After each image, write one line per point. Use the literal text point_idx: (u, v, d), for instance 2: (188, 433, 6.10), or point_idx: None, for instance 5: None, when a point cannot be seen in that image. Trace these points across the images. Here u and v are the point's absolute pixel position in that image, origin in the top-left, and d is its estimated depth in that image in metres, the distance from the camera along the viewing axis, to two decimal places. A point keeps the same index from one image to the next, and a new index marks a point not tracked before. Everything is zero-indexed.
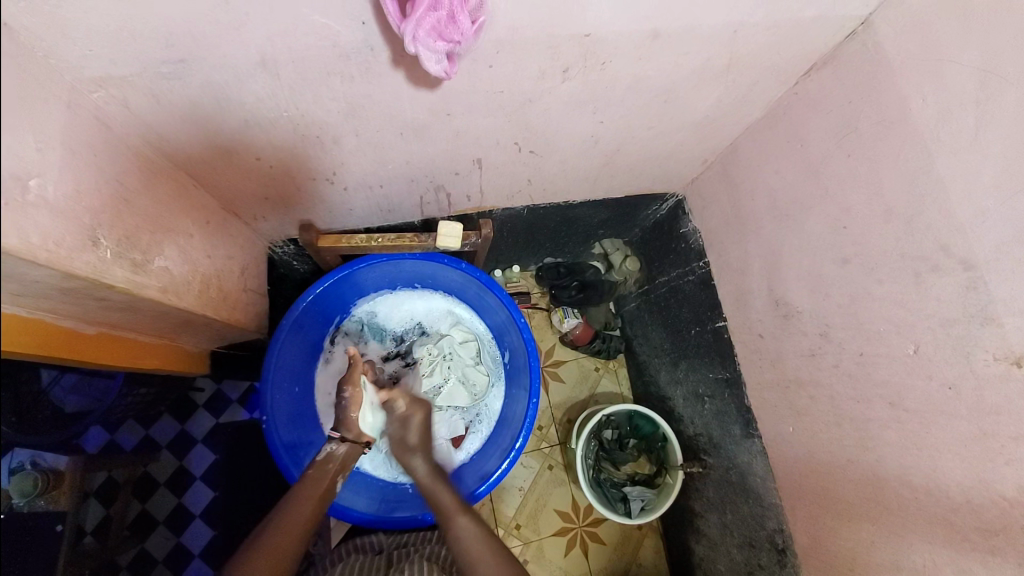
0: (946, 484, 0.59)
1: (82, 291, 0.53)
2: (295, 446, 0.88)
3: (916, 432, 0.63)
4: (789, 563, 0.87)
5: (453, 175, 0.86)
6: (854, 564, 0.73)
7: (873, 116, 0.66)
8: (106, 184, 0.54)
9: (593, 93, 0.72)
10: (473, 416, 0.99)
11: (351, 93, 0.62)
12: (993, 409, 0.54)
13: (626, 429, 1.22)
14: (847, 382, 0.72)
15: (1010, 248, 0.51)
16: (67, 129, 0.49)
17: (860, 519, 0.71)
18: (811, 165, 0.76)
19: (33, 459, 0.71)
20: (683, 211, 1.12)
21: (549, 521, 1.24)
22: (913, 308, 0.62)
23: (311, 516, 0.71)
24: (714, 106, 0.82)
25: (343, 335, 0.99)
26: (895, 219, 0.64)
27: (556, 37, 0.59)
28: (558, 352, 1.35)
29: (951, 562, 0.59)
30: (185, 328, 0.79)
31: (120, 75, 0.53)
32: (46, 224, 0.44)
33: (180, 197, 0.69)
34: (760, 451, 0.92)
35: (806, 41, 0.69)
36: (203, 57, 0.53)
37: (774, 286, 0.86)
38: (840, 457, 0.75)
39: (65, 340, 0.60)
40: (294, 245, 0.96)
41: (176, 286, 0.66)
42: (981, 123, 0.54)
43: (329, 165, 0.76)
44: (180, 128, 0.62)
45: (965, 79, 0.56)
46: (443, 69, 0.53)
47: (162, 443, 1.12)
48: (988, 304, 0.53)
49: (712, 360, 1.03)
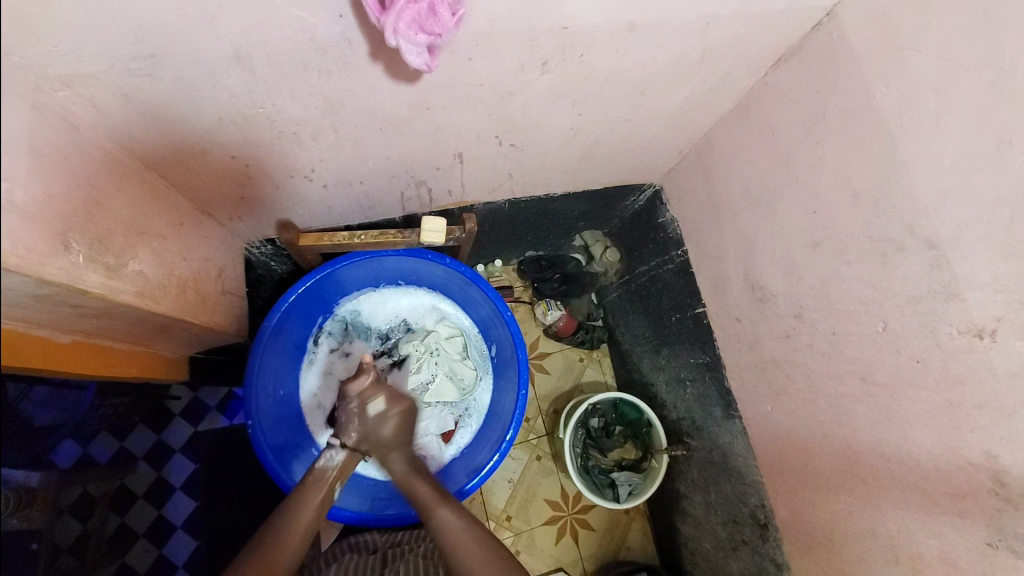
0: (917, 453, 0.62)
1: (55, 299, 0.51)
2: (280, 450, 0.87)
3: (886, 405, 0.66)
4: (771, 537, 0.90)
5: (433, 170, 0.86)
6: (832, 533, 0.77)
7: (839, 104, 0.69)
8: (75, 186, 0.52)
9: (570, 85, 0.72)
10: (463, 411, 0.99)
11: (330, 88, 0.61)
12: (957, 379, 0.57)
13: (612, 416, 1.24)
14: (822, 361, 0.75)
15: (971, 226, 0.54)
16: (33, 129, 0.47)
17: (838, 491, 0.75)
18: (782, 152, 0.79)
19: (3, 478, 0.64)
20: (660, 201, 1.14)
21: (539, 511, 1.25)
22: (881, 287, 0.65)
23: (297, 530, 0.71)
24: (688, 97, 0.83)
25: (326, 335, 0.98)
26: (862, 203, 0.67)
27: (536, 30, 0.59)
28: (542, 344, 1.36)
29: (923, 526, 0.62)
30: (162, 334, 0.77)
31: (86, 72, 0.51)
32: (17, 230, 0.43)
33: (152, 198, 0.67)
34: (741, 431, 0.95)
35: (775, 33, 0.71)
36: (176, 53, 0.51)
37: (750, 270, 0.88)
38: (816, 433, 0.78)
39: (39, 350, 0.57)
40: (272, 245, 0.94)
41: (153, 290, 0.64)
42: (941, 107, 0.57)
43: (307, 163, 0.74)
44: (152, 127, 0.61)
45: (925, 66, 0.58)
46: (424, 62, 0.53)
47: (138, 454, 1.09)
48: (951, 280, 0.57)
49: (693, 345, 1.06)
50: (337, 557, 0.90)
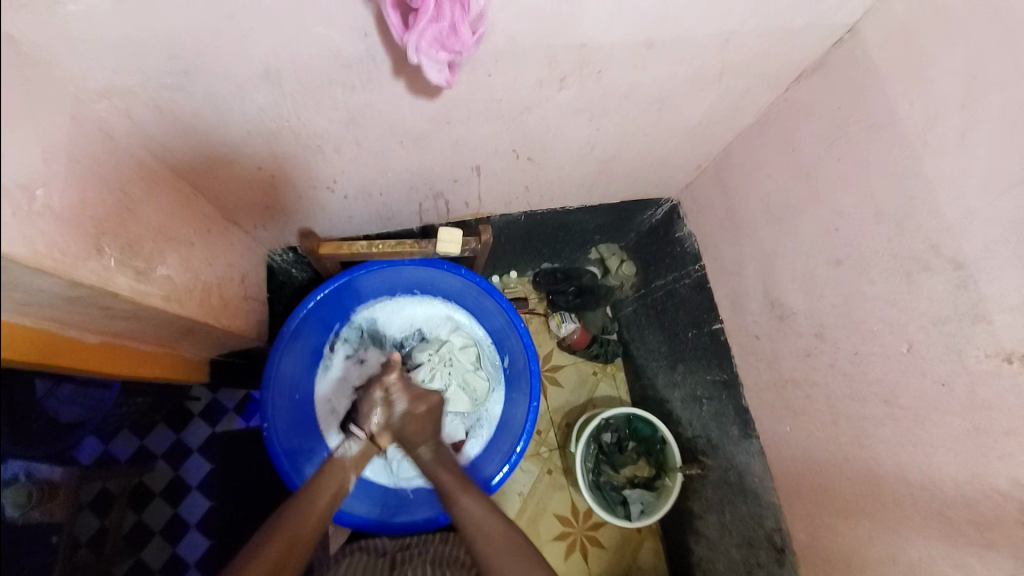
0: (942, 481, 0.60)
1: (87, 300, 0.54)
2: (294, 453, 0.89)
3: (910, 429, 0.64)
4: (788, 563, 0.87)
5: (452, 182, 0.87)
6: (852, 561, 0.74)
7: (862, 121, 0.68)
8: (109, 193, 0.54)
9: (589, 100, 0.73)
10: (474, 421, 0.98)
11: (353, 102, 0.62)
12: (984, 405, 0.55)
13: (625, 432, 1.22)
14: (843, 382, 0.73)
15: (998, 247, 0.53)
16: (72, 140, 0.50)
17: (859, 517, 0.72)
18: (803, 169, 0.78)
19: (27, 471, 0.69)
20: (678, 216, 1.13)
21: (549, 526, 1.24)
22: (905, 307, 0.63)
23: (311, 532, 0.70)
24: (707, 113, 0.83)
25: (342, 341, 0.98)
26: (885, 221, 0.65)
27: (555, 47, 0.60)
28: (556, 357, 1.35)
29: (949, 557, 0.59)
30: (185, 337, 0.79)
31: (124, 85, 0.53)
32: (52, 234, 0.45)
33: (182, 206, 0.70)
34: (758, 451, 0.93)
35: (795, 50, 0.71)
36: (208, 68, 0.53)
37: (769, 287, 0.87)
38: (837, 456, 0.76)
39: (68, 349, 0.60)
40: (293, 253, 0.97)
41: (178, 293, 0.66)
42: (967, 126, 0.56)
43: (329, 173, 0.76)
44: (184, 138, 0.63)
45: (951, 85, 0.57)
46: (444, 78, 0.54)
47: (156, 453, 1.11)
48: (978, 302, 0.55)
49: (709, 362, 1.05)
50: (345, 559, 0.90)
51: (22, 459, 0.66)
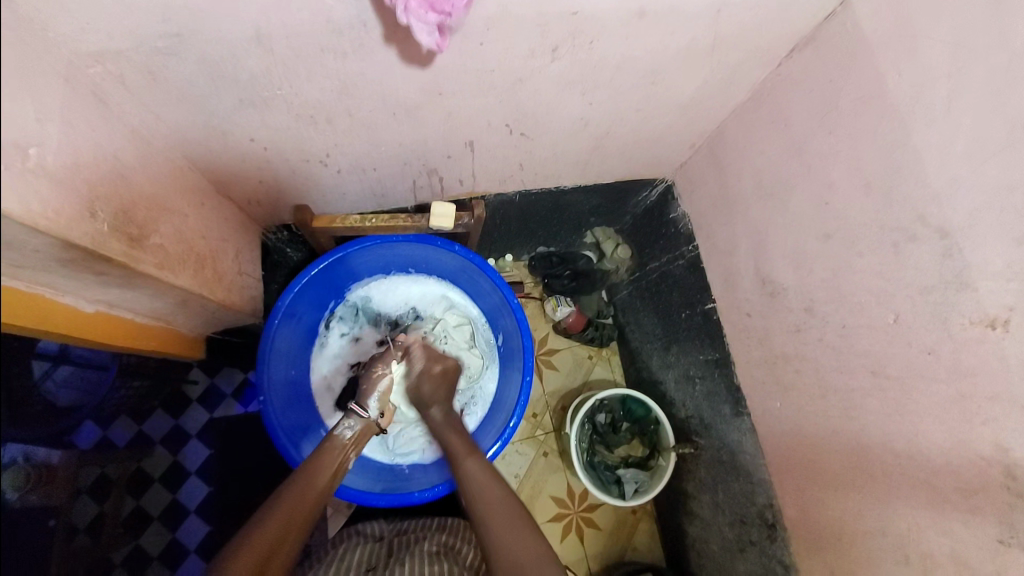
0: (927, 448, 0.61)
1: (80, 265, 0.54)
2: (291, 428, 0.89)
3: (897, 398, 0.65)
4: (778, 537, 0.88)
5: (445, 158, 0.88)
6: (842, 533, 0.75)
7: (853, 93, 0.69)
8: (102, 160, 0.55)
9: (581, 72, 0.73)
10: (469, 398, 0.98)
11: (345, 70, 0.63)
12: (969, 371, 0.56)
13: (620, 412, 1.23)
14: (832, 354, 0.74)
15: (984, 212, 0.53)
16: (63, 101, 0.50)
17: (847, 488, 0.73)
18: (795, 143, 0.79)
19: (23, 454, 0.65)
20: (672, 196, 1.15)
21: (545, 507, 1.25)
22: (893, 277, 0.64)
23: (300, 526, 0.68)
24: (700, 87, 0.84)
25: (337, 320, 0.99)
26: (873, 192, 0.66)
27: (546, 15, 0.61)
28: (551, 340, 1.36)
29: (933, 524, 0.60)
30: (180, 311, 0.80)
31: (116, 49, 0.54)
32: (45, 192, 0.45)
33: (176, 177, 0.71)
34: (749, 429, 0.94)
35: (787, 21, 0.72)
36: (199, 32, 0.53)
37: (760, 264, 0.88)
38: (826, 429, 0.76)
39: (64, 318, 0.60)
40: (288, 231, 1.00)
41: (172, 264, 0.67)
42: (951, 94, 0.57)
43: (322, 146, 0.77)
44: (177, 107, 0.64)
45: (937, 52, 0.58)
46: (434, 41, 0.55)
47: (155, 438, 1.11)
48: (964, 269, 0.56)
49: (702, 342, 1.05)
50: (342, 542, 0.91)
51: (19, 439, 0.65)
